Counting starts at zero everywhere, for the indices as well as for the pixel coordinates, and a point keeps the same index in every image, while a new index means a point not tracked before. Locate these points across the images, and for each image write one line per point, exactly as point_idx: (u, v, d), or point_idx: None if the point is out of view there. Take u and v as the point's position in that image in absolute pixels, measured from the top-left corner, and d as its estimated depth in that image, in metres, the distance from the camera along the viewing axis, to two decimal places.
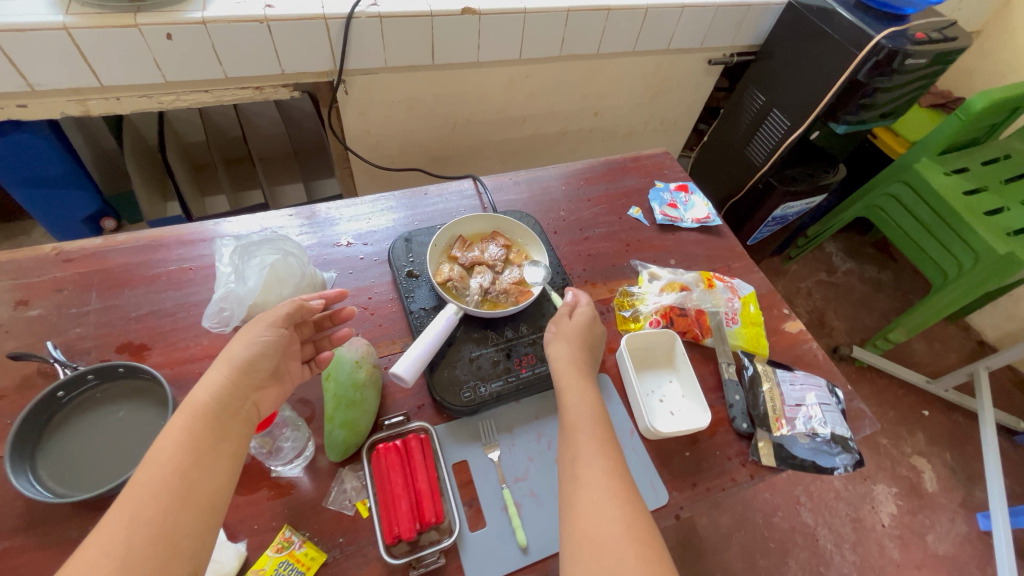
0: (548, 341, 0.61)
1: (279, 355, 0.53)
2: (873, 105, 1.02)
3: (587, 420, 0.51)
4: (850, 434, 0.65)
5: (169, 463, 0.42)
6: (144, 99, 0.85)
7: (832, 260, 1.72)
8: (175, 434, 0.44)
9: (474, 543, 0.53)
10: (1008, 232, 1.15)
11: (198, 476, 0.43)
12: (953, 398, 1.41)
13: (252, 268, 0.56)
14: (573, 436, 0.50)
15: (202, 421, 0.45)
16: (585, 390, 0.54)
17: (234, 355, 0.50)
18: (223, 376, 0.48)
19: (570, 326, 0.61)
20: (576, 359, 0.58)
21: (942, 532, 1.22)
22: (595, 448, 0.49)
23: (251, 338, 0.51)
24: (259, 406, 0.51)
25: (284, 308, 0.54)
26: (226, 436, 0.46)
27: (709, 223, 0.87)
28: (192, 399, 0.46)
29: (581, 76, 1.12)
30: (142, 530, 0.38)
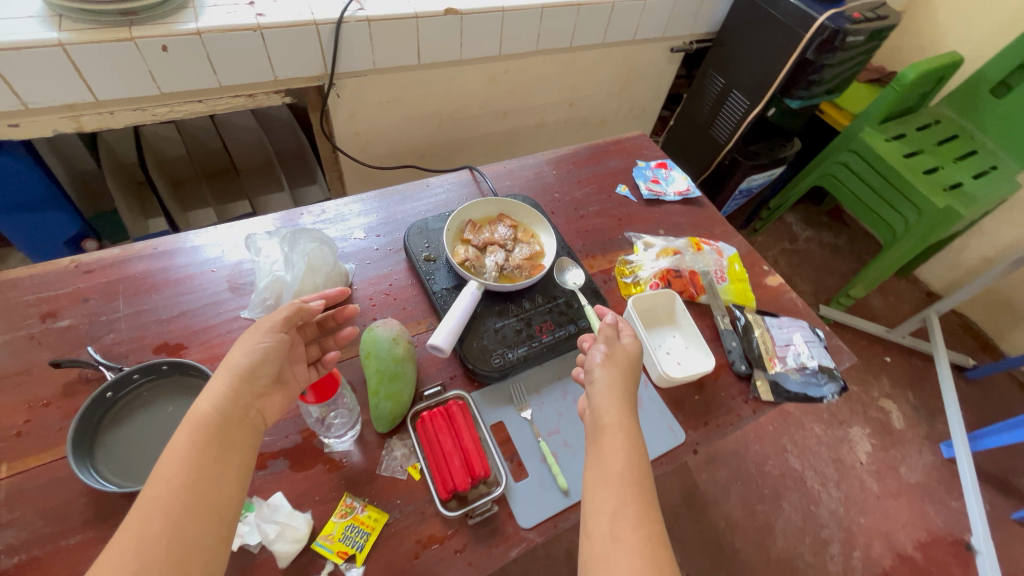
0: (594, 364, 0.56)
1: (280, 361, 0.53)
2: (822, 81, 1.13)
3: (630, 469, 0.47)
4: (834, 365, 0.74)
5: (174, 477, 0.43)
6: (138, 112, 0.86)
7: (792, 230, 1.85)
8: (180, 447, 0.44)
9: (520, 492, 0.58)
10: (944, 187, 1.29)
11: (208, 487, 0.43)
12: (910, 343, 1.56)
13: (297, 256, 0.62)
14: (613, 485, 0.46)
15: (204, 432, 0.46)
16: (631, 432, 0.50)
17: (234, 363, 0.50)
18: (225, 385, 0.48)
19: (620, 354, 0.57)
20: (623, 392, 0.53)
21: (913, 462, 1.34)
22: (638, 508, 0.45)
23: (249, 346, 0.51)
24: (263, 414, 0.51)
25: (283, 312, 0.55)
26: (232, 445, 0.46)
27: (690, 195, 0.95)
28: (195, 410, 0.47)
29: (556, 69, 1.19)
30: (153, 546, 0.40)
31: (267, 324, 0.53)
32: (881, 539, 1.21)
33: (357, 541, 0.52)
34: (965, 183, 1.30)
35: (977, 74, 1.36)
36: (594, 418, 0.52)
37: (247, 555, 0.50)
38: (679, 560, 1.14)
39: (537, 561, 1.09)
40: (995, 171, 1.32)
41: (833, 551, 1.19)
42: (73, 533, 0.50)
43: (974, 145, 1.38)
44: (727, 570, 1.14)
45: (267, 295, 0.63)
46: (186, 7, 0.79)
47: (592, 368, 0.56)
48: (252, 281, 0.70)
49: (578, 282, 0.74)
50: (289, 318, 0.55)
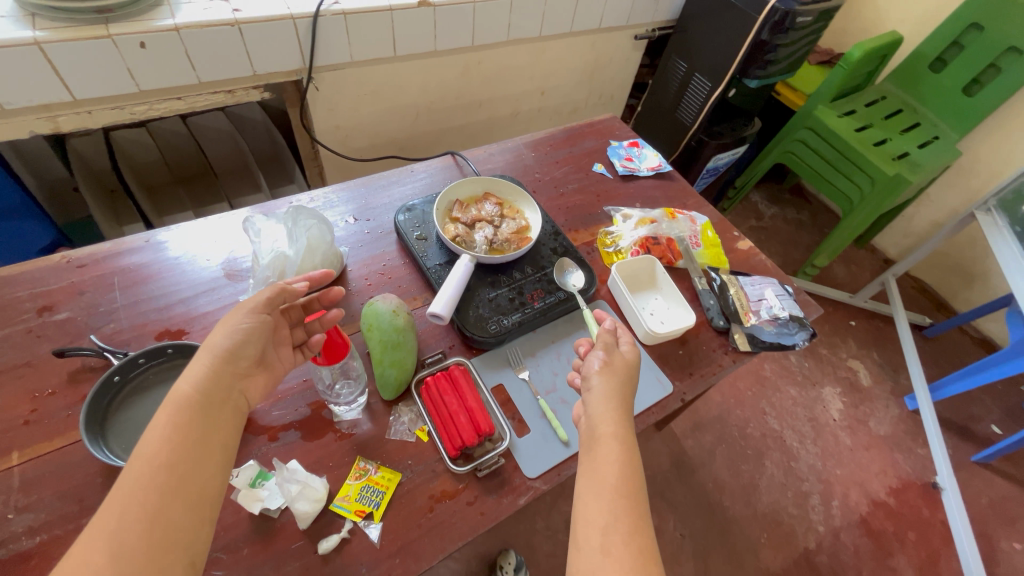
0: (591, 371, 0.56)
1: (263, 341, 0.53)
2: (777, 61, 1.20)
3: (623, 482, 0.47)
4: (803, 315, 0.80)
5: (154, 458, 0.42)
6: (116, 110, 0.87)
7: (758, 208, 1.94)
8: (158, 429, 0.44)
9: (524, 446, 0.62)
10: (894, 157, 1.38)
11: (189, 469, 0.43)
12: (872, 307, 1.66)
13: (299, 231, 0.65)
14: (606, 497, 0.46)
15: (186, 413, 0.45)
16: (626, 444, 0.50)
17: (215, 344, 0.50)
18: (206, 365, 0.48)
19: (616, 361, 0.57)
20: (619, 402, 0.53)
21: (881, 416, 1.43)
22: (631, 523, 0.45)
23: (230, 327, 0.51)
24: (245, 395, 0.52)
25: (265, 294, 0.55)
26: (212, 427, 0.46)
27: (662, 170, 1.00)
28: (175, 390, 0.46)
29: (528, 58, 1.23)
30: (134, 525, 0.39)
31: (248, 303, 0.53)
32: (856, 488, 1.29)
33: (373, 500, 0.55)
34: (912, 152, 1.39)
35: (916, 52, 1.46)
36: (591, 430, 0.52)
37: (269, 520, 0.53)
38: (673, 522, 1.20)
39: (539, 532, 1.13)
40: (937, 140, 1.43)
41: (813, 502, 1.26)
42: (94, 511, 0.51)
43: (917, 118, 1.48)
44: (718, 527, 1.20)
45: (269, 274, 0.64)
46: (161, 5, 0.80)
47: (588, 376, 0.56)
48: (247, 267, 0.72)
49: (580, 287, 0.75)
50: (273, 299, 0.55)
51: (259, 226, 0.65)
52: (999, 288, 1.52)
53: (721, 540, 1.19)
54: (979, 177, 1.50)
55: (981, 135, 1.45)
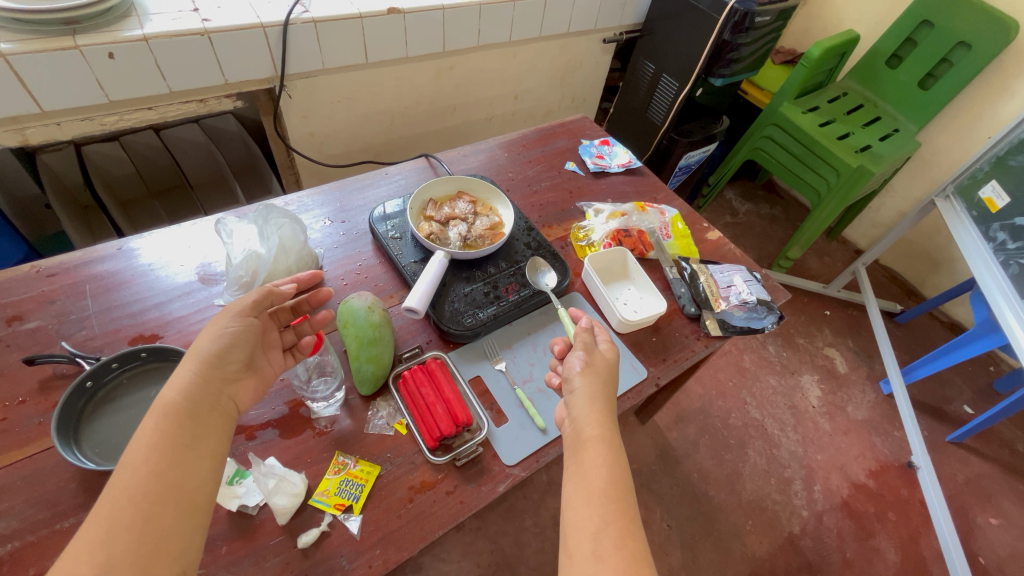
0: (572, 373, 0.56)
1: (251, 345, 0.53)
2: (740, 59, 1.24)
3: (612, 485, 0.47)
4: (771, 299, 0.82)
5: (142, 465, 0.42)
6: (86, 121, 0.87)
7: (732, 205, 1.99)
8: (146, 437, 0.43)
9: (502, 435, 0.63)
10: (856, 150, 1.43)
11: (176, 474, 0.42)
12: (845, 297, 1.70)
13: (270, 230, 0.66)
14: (597, 500, 0.46)
15: (175, 419, 0.45)
16: (611, 446, 0.50)
17: (202, 349, 0.49)
18: (193, 371, 0.48)
19: (595, 360, 0.58)
20: (602, 403, 0.54)
21: (858, 401, 1.47)
22: (622, 525, 0.45)
23: (216, 332, 0.51)
24: (235, 400, 0.51)
25: (251, 297, 0.56)
26: (201, 432, 0.46)
27: (632, 166, 1.03)
28: (162, 398, 0.46)
29: (499, 63, 1.26)
30: (122, 535, 0.38)
31: (234, 309, 0.53)
32: (837, 471, 1.32)
33: (353, 493, 0.56)
34: (873, 145, 1.44)
35: (873, 49, 1.53)
36: (577, 439, 0.52)
37: (247, 517, 0.53)
38: (660, 513, 1.21)
39: (527, 530, 1.14)
40: (898, 133, 1.49)
41: (796, 488, 1.28)
42: (67, 515, 0.50)
43: (878, 112, 1.54)
44: (703, 515, 1.22)
45: (241, 273, 0.65)
46: (130, 16, 0.81)
47: (571, 377, 0.56)
48: (221, 271, 0.72)
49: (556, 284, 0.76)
50: (259, 302, 0.56)
51: (229, 228, 0.66)
52: (965, 273, 1.57)
53: (708, 528, 1.20)
54: (940, 167, 1.56)
55: (939, 126, 1.52)
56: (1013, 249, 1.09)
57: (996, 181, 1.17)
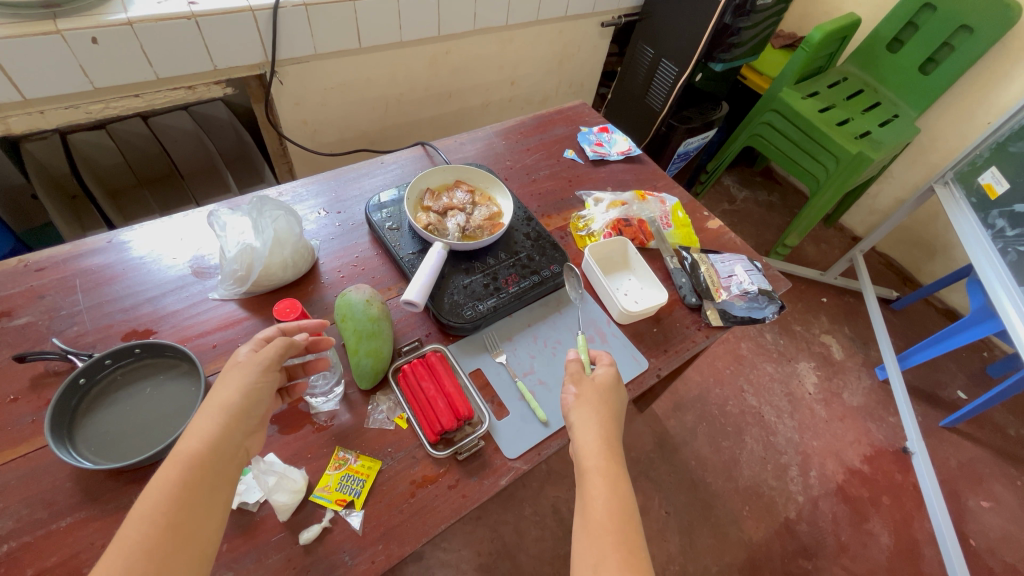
0: (570, 406, 0.57)
1: (270, 398, 0.51)
2: (740, 43, 1.23)
3: (610, 516, 0.47)
4: (772, 288, 0.81)
5: (159, 518, 0.40)
6: (70, 110, 0.84)
7: (730, 191, 1.99)
8: (166, 489, 0.42)
9: (504, 429, 0.62)
10: (856, 136, 1.42)
11: (191, 525, 0.42)
12: (842, 284, 1.70)
13: (264, 222, 0.64)
14: (596, 533, 0.46)
15: (197, 472, 0.43)
16: (612, 475, 0.50)
17: (229, 402, 0.47)
18: (219, 424, 0.46)
19: (592, 388, 0.58)
20: (604, 430, 0.54)
21: (854, 387, 1.48)
22: (621, 558, 0.45)
23: (243, 384, 0.48)
24: (249, 450, 0.49)
25: (274, 348, 0.52)
26: (219, 481, 0.44)
27: (632, 153, 1.01)
28: (183, 447, 0.44)
29: (496, 48, 1.23)
30: None
31: (261, 360, 0.50)
32: (832, 457, 1.33)
33: (354, 489, 0.55)
34: (873, 130, 1.43)
35: (873, 34, 1.51)
36: (581, 473, 0.51)
37: (247, 514, 0.53)
38: (658, 500, 1.22)
39: (526, 518, 1.14)
40: (897, 118, 1.48)
41: (793, 473, 1.30)
42: (64, 515, 0.50)
43: (878, 97, 1.53)
44: (701, 502, 1.23)
45: (237, 267, 0.64)
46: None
47: (567, 413, 0.57)
48: (215, 265, 0.70)
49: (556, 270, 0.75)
50: (281, 355, 0.52)
51: (223, 220, 0.65)
52: (962, 260, 1.58)
53: (705, 514, 1.21)
54: (939, 153, 1.55)
55: (939, 112, 1.51)
56: (1012, 236, 1.09)
57: (996, 168, 1.16)
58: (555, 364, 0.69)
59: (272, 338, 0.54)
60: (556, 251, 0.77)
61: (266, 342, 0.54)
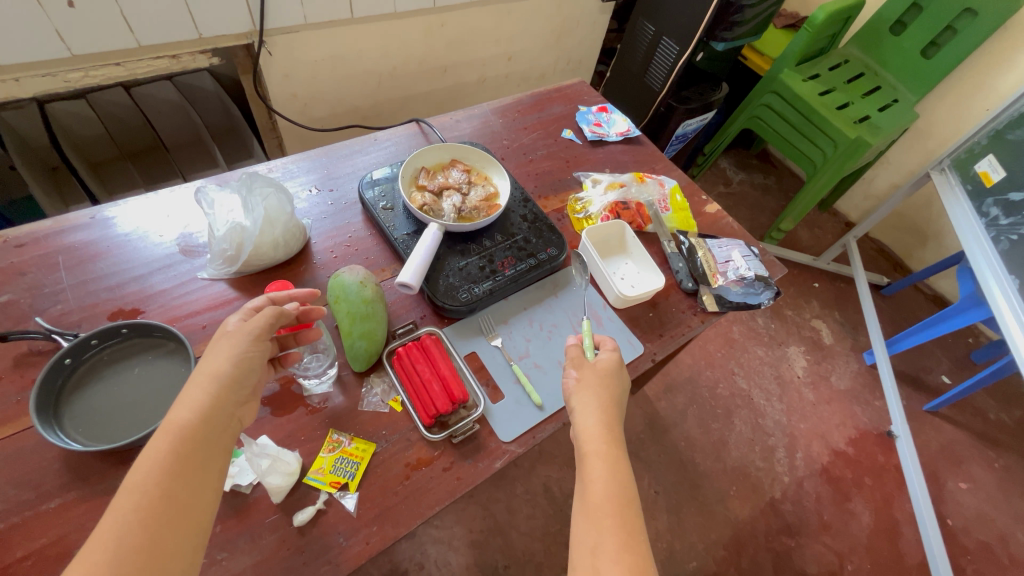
0: (570, 390, 0.57)
1: (262, 369, 0.51)
2: (743, 21, 1.20)
3: (609, 499, 0.47)
4: (768, 274, 0.81)
5: (151, 488, 0.40)
6: (47, 78, 0.81)
7: (726, 174, 1.98)
8: (156, 459, 0.41)
9: (498, 412, 0.62)
10: (855, 120, 1.41)
11: (187, 497, 0.41)
12: (834, 269, 1.71)
13: (254, 200, 0.62)
14: (595, 515, 0.46)
15: (189, 443, 0.42)
16: (612, 460, 0.50)
17: (220, 371, 0.46)
18: (209, 394, 0.45)
19: (593, 374, 0.58)
20: (605, 414, 0.54)
21: (842, 371, 1.50)
22: (620, 541, 0.44)
23: (234, 353, 0.48)
24: (242, 421, 0.49)
25: (263, 318, 0.51)
26: (212, 453, 0.44)
27: (630, 135, 0.99)
28: (174, 418, 0.43)
29: (493, 21, 1.20)
30: (132, 556, 0.37)
31: (251, 331, 0.50)
32: (818, 440, 1.36)
33: (348, 471, 0.55)
34: (872, 115, 1.42)
35: (877, 15, 1.47)
36: (581, 459, 0.51)
37: (240, 496, 0.52)
38: (648, 479, 1.25)
39: (518, 497, 1.16)
40: (897, 103, 1.46)
41: (779, 455, 1.32)
42: (53, 497, 0.49)
43: (878, 81, 1.51)
44: (689, 481, 1.25)
45: (227, 246, 0.63)
46: None
47: (568, 398, 0.57)
48: (203, 243, 0.69)
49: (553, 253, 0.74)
50: (271, 324, 0.52)
51: (211, 197, 0.63)
52: (953, 247, 1.59)
53: (693, 493, 1.24)
54: (936, 139, 1.54)
55: (938, 98, 1.49)
56: (1005, 225, 1.10)
57: (992, 156, 1.17)
58: (551, 347, 0.69)
59: (261, 308, 0.54)
60: (553, 234, 0.76)
61: (255, 312, 0.53)
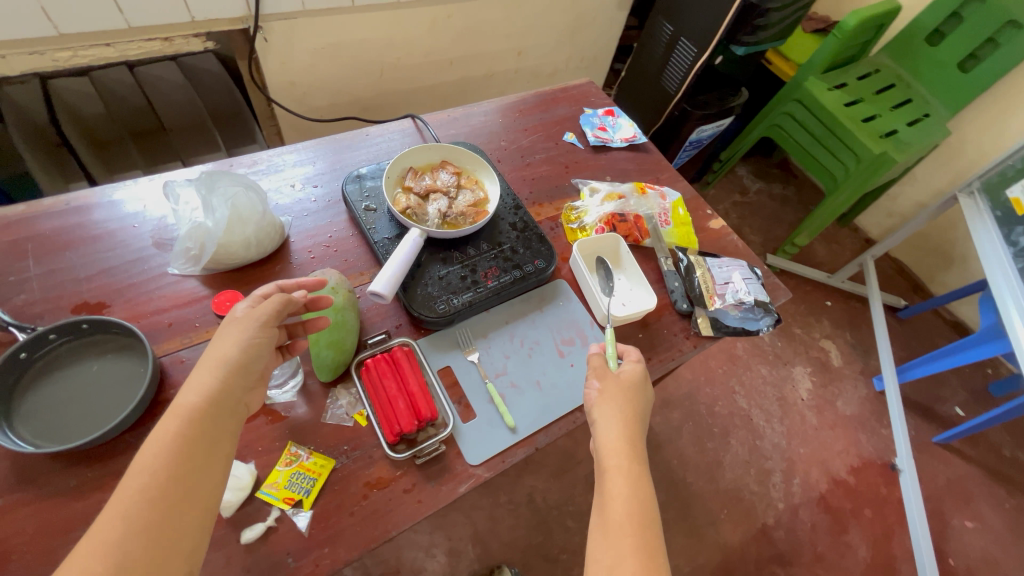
0: (592, 402, 0.56)
1: (269, 355, 0.50)
2: (768, 26, 1.14)
3: (630, 518, 0.46)
4: (770, 299, 0.76)
5: (160, 470, 0.39)
6: (34, 56, 0.79)
7: (743, 182, 1.91)
8: (164, 442, 0.41)
9: (468, 432, 0.59)
10: (881, 134, 1.33)
11: (195, 479, 0.41)
12: (848, 288, 1.64)
13: (216, 200, 0.59)
14: (614, 533, 0.45)
15: (197, 426, 0.42)
16: (634, 476, 0.49)
17: (227, 356, 0.46)
18: (217, 378, 0.45)
19: (616, 386, 0.56)
20: (629, 429, 0.53)
21: (849, 396, 1.44)
22: (639, 562, 0.43)
23: (242, 339, 0.47)
24: (248, 407, 0.48)
25: (272, 305, 0.50)
26: (220, 437, 0.44)
27: (636, 141, 0.94)
28: (182, 401, 0.43)
29: (503, 14, 1.15)
30: (138, 537, 0.37)
31: (259, 316, 0.49)
32: (818, 466, 1.31)
33: (303, 487, 0.53)
34: (899, 129, 1.35)
35: (913, 23, 1.39)
36: (601, 475, 0.51)
37: None
38: None
39: (500, 506, 1.13)
40: (927, 118, 1.38)
41: (775, 479, 1.28)
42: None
43: (910, 93, 1.42)
44: (680, 501, 1.22)
45: (190, 246, 0.61)
46: None
47: (591, 410, 0.56)
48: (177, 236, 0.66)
49: (541, 265, 0.70)
50: (279, 312, 0.51)
51: (177, 197, 0.61)
52: (977, 273, 1.51)
53: (683, 513, 1.20)
54: (967, 157, 1.46)
55: (972, 114, 1.41)
56: None
57: None
58: (529, 365, 0.65)
59: (270, 296, 0.52)
60: (542, 246, 0.72)
61: (263, 300, 0.52)
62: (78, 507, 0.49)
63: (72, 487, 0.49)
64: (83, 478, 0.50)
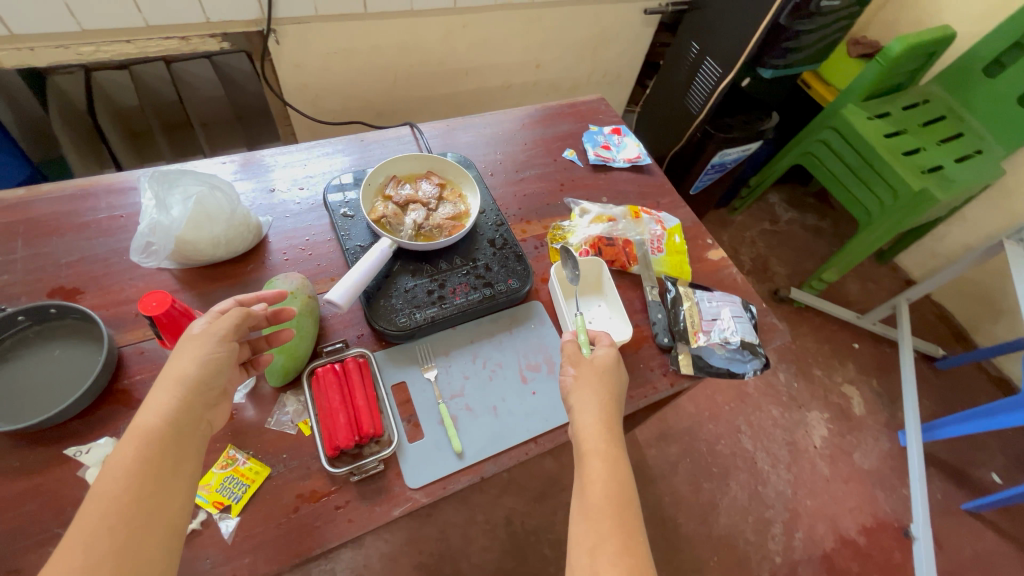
0: (569, 389, 0.54)
1: (230, 371, 0.49)
2: (798, 49, 1.06)
3: (609, 499, 0.45)
4: (758, 341, 0.71)
5: (121, 495, 0.39)
6: (60, 49, 0.84)
7: (775, 211, 1.81)
8: (125, 466, 0.40)
9: (413, 452, 0.57)
10: (924, 170, 1.23)
11: (158, 501, 0.41)
12: (880, 331, 1.53)
13: (173, 198, 0.60)
14: (595, 516, 0.44)
15: (157, 447, 0.42)
16: (612, 459, 0.48)
17: (186, 373, 0.46)
18: (175, 397, 0.44)
19: (592, 371, 0.55)
20: (608, 409, 0.51)
21: (868, 449, 1.33)
22: (619, 542, 0.43)
23: (199, 355, 0.47)
24: (212, 424, 0.48)
25: (232, 319, 0.50)
26: (183, 456, 0.44)
27: (640, 162, 0.91)
28: (141, 422, 0.43)
29: (521, 26, 1.14)
30: (104, 563, 0.37)
31: (217, 332, 0.48)
32: (825, 521, 1.21)
33: (235, 493, 0.52)
34: (945, 166, 1.24)
35: (970, 53, 1.29)
36: (580, 458, 0.49)
37: None
38: None
39: (476, 525, 1.10)
40: (981, 155, 1.27)
41: (775, 530, 1.19)
42: None
43: (962, 127, 1.32)
44: (669, 543, 1.15)
45: (151, 240, 0.62)
46: None
47: (568, 395, 0.54)
48: None
49: (512, 284, 0.68)
50: (236, 328, 0.50)
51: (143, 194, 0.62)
52: None
53: (671, 556, 1.14)
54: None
55: None
56: None
57: None
58: (489, 390, 0.63)
59: (228, 311, 0.52)
60: (518, 266, 0.70)
61: (220, 316, 0.51)
62: (16, 488, 0.50)
63: (14, 468, 0.50)
64: (26, 460, 0.51)
